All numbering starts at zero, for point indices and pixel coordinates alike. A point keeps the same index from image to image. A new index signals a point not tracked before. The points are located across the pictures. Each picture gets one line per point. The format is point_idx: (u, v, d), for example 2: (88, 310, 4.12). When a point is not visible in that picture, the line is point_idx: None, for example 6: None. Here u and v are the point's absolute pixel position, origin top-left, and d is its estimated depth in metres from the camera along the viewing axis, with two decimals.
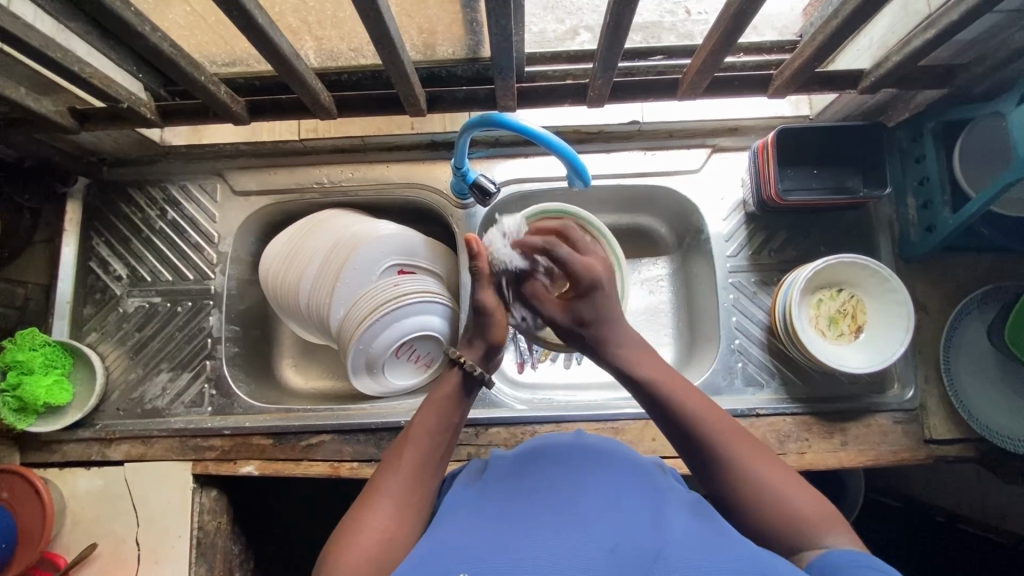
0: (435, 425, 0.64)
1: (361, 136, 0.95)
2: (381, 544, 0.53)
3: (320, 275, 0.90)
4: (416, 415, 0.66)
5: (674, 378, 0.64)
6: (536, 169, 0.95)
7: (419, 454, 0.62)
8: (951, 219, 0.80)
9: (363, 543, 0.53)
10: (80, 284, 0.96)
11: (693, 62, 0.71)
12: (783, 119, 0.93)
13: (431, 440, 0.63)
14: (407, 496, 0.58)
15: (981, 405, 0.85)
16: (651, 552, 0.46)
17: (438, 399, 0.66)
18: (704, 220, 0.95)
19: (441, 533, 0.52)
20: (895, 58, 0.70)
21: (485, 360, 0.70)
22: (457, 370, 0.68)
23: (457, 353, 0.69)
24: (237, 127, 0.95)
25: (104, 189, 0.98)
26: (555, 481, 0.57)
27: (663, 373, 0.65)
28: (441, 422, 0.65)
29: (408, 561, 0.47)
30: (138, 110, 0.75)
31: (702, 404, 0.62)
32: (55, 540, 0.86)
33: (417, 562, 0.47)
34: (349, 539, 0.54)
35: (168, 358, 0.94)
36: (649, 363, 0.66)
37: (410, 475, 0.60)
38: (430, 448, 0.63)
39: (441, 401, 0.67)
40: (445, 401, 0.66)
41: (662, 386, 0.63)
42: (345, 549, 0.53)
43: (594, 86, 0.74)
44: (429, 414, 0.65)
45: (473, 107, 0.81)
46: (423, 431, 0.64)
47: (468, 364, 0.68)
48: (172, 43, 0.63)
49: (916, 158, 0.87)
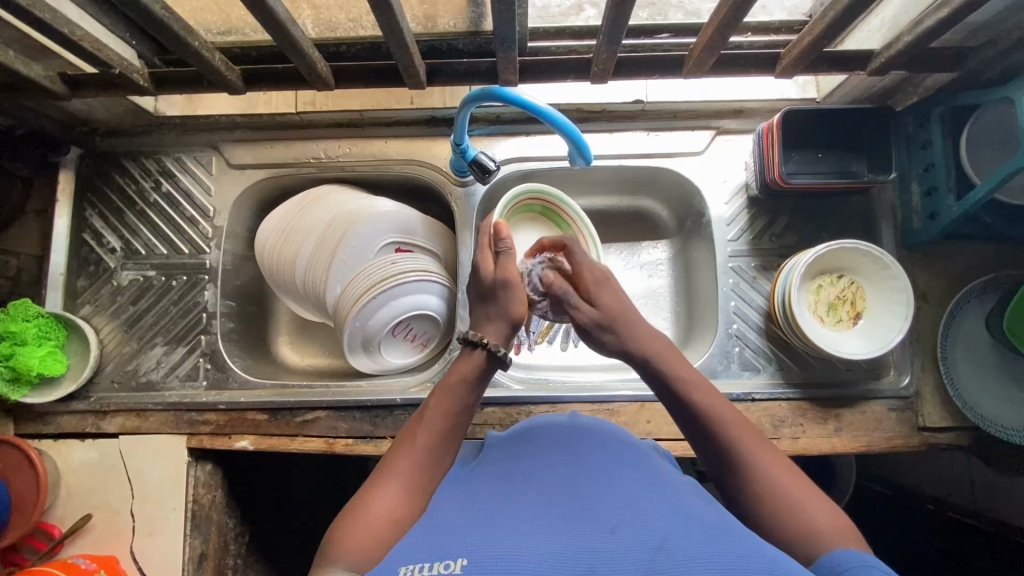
0: (451, 407, 0.63)
1: (358, 111, 0.93)
2: (389, 525, 0.53)
3: (317, 251, 0.89)
4: (432, 396, 0.65)
5: (695, 377, 0.64)
6: (538, 147, 0.94)
7: (432, 434, 0.61)
8: (955, 207, 0.79)
9: (370, 522, 0.53)
10: (73, 256, 0.95)
11: (700, 38, 0.70)
12: (788, 102, 0.92)
13: (446, 421, 0.62)
14: (418, 479, 0.58)
15: (975, 393, 0.85)
16: (653, 542, 0.43)
17: (456, 380, 0.65)
18: (705, 203, 0.94)
19: (438, 516, 0.51)
20: (906, 38, 0.69)
21: (506, 339, 0.69)
22: (480, 351, 0.67)
23: (479, 335, 0.67)
24: (234, 99, 0.94)
25: (98, 160, 0.97)
26: (554, 464, 0.56)
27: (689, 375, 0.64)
28: (455, 404, 0.64)
29: (403, 549, 0.47)
30: (131, 76, 0.73)
31: (721, 406, 0.61)
32: (49, 511, 0.86)
33: (413, 549, 0.46)
34: (359, 518, 0.54)
35: (162, 332, 0.93)
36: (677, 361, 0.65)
37: (424, 456, 0.60)
38: (444, 428, 0.62)
39: (457, 381, 0.65)
40: (460, 382, 0.65)
41: (692, 391, 0.62)
42: (355, 526, 0.53)
43: (598, 61, 0.72)
44: (447, 395, 0.64)
45: (474, 80, 0.79)
46: (438, 412, 0.63)
47: (491, 345, 0.67)
48: (166, 6, 0.61)
49: (922, 144, 0.85)
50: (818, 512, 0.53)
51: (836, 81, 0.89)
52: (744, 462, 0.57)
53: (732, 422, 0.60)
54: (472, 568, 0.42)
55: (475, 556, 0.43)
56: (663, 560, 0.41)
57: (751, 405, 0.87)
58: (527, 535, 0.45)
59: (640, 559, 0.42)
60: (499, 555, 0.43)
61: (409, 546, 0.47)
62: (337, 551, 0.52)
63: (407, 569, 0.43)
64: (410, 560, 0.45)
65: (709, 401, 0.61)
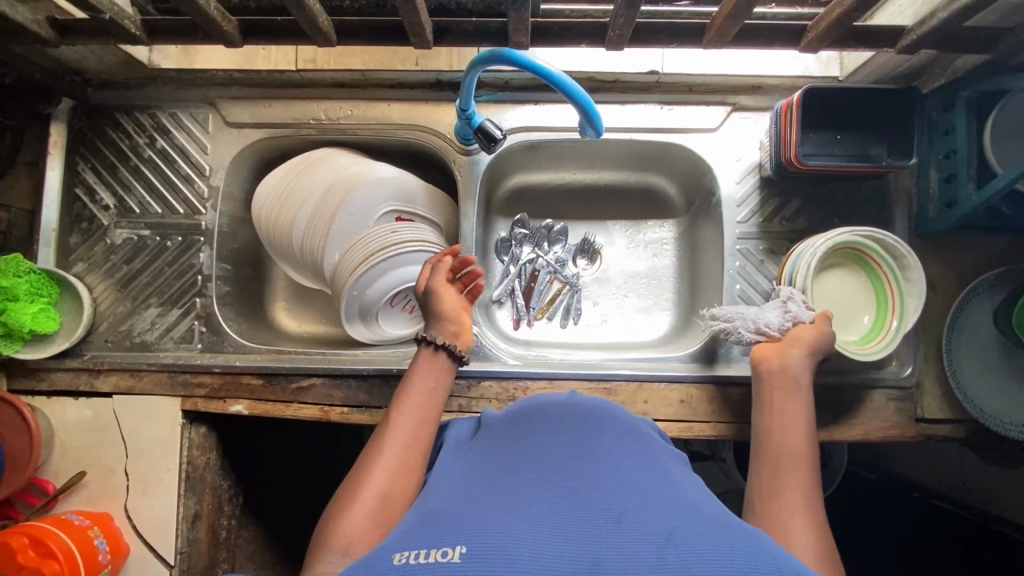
0: (425, 391, 0.67)
1: (361, 70, 0.89)
2: (379, 506, 0.55)
3: (315, 216, 0.87)
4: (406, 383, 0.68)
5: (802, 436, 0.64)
6: (546, 118, 0.91)
7: (411, 416, 0.64)
8: (973, 196, 0.77)
9: (362, 507, 0.55)
10: (65, 212, 0.92)
11: (724, 5, 0.66)
12: (809, 78, 0.89)
13: (423, 404, 0.66)
14: (400, 458, 0.60)
15: (976, 386, 0.84)
16: (661, 536, 0.42)
17: (423, 367, 0.70)
18: (716, 181, 0.91)
19: (434, 504, 0.50)
20: (942, 14, 0.65)
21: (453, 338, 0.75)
22: (428, 348, 0.72)
23: (423, 334, 0.74)
24: (232, 53, 0.90)
25: (90, 112, 0.93)
26: (553, 449, 0.55)
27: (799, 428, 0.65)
28: (429, 389, 0.68)
29: (403, 536, 0.45)
30: (122, 23, 0.69)
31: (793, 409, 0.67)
32: (43, 468, 0.86)
33: (412, 535, 0.45)
34: (351, 502, 0.55)
35: (157, 293, 0.92)
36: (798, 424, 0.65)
37: (404, 437, 0.62)
38: (421, 410, 0.65)
39: (426, 369, 0.70)
40: (427, 369, 0.70)
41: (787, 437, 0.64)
42: (346, 513, 0.54)
43: (615, 26, 0.68)
44: (418, 381, 0.68)
45: (483, 42, 0.75)
46: (412, 396, 0.66)
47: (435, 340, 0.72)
48: None
49: (944, 130, 0.81)
50: (812, 538, 0.53)
51: (863, 58, 0.86)
52: (792, 437, 0.64)
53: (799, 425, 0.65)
54: (472, 558, 0.40)
55: (475, 543, 0.41)
56: (671, 555, 0.40)
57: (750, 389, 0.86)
58: (525, 522, 0.44)
59: (646, 551, 0.40)
60: (502, 544, 0.41)
61: (407, 531, 0.46)
62: (330, 535, 0.52)
63: (401, 556, 0.42)
64: (405, 546, 0.43)
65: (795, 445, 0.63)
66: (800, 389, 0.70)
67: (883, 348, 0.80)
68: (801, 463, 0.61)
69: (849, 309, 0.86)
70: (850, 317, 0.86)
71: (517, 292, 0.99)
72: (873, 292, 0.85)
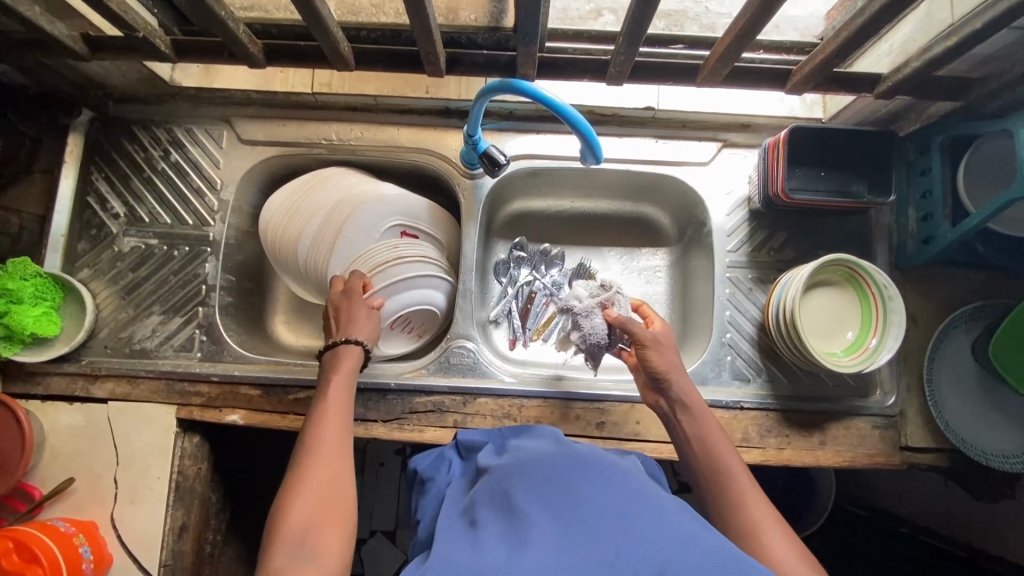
0: (343, 394, 0.70)
1: (374, 95, 0.94)
2: (320, 505, 0.57)
3: (319, 233, 0.90)
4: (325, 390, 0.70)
5: (725, 446, 0.66)
6: (548, 146, 0.95)
7: (333, 422, 0.66)
8: (950, 232, 0.81)
9: (302, 510, 0.56)
10: (76, 219, 0.94)
11: (716, 48, 0.71)
12: (795, 119, 0.95)
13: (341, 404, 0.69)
14: (331, 457, 0.62)
15: (958, 417, 0.87)
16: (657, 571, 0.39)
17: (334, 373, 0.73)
18: (707, 213, 0.96)
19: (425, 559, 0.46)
20: (913, 64, 0.71)
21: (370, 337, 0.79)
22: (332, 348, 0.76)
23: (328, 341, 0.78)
24: (250, 74, 0.94)
25: (108, 125, 0.97)
26: (542, 482, 0.51)
27: (716, 436, 0.67)
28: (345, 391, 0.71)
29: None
30: (154, 42, 0.73)
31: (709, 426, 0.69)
32: (31, 473, 0.86)
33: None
34: (289, 507, 0.56)
35: (160, 301, 0.93)
36: (716, 434, 0.68)
37: (330, 439, 0.64)
38: (341, 411, 0.68)
39: (342, 374, 0.73)
40: (338, 374, 0.72)
41: (711, 448, 0.66)
42: (288, 516, 0.55)
43: (616, 63, 0.73)
44: (337, 386, 0.71)
45: (491, 73, 0.79)
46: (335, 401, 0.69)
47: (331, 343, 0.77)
48: None
49: (921, 171, 0.87)
50: (781, 540, 0.55)
51: (844, 102, 0.92)
52: (723, 451, 0.66)
53: (718, 436, 0.67)
54: None
55: None
56: None
57: (740, 413, 0.88)
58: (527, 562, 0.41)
59: None
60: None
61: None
62: (276, 541, 0.53)
63: None
64: None
65: (723, 455, 0.65)
66: (696, 412, 0.70)
67: (859, 364, 0.83)
68: (736, 466, 0.63)
69: (833, 325, 0.89)
70: (834, 333, 0.88)
71: (513, 313, 1.02)
72: (862, 311, 0.87)
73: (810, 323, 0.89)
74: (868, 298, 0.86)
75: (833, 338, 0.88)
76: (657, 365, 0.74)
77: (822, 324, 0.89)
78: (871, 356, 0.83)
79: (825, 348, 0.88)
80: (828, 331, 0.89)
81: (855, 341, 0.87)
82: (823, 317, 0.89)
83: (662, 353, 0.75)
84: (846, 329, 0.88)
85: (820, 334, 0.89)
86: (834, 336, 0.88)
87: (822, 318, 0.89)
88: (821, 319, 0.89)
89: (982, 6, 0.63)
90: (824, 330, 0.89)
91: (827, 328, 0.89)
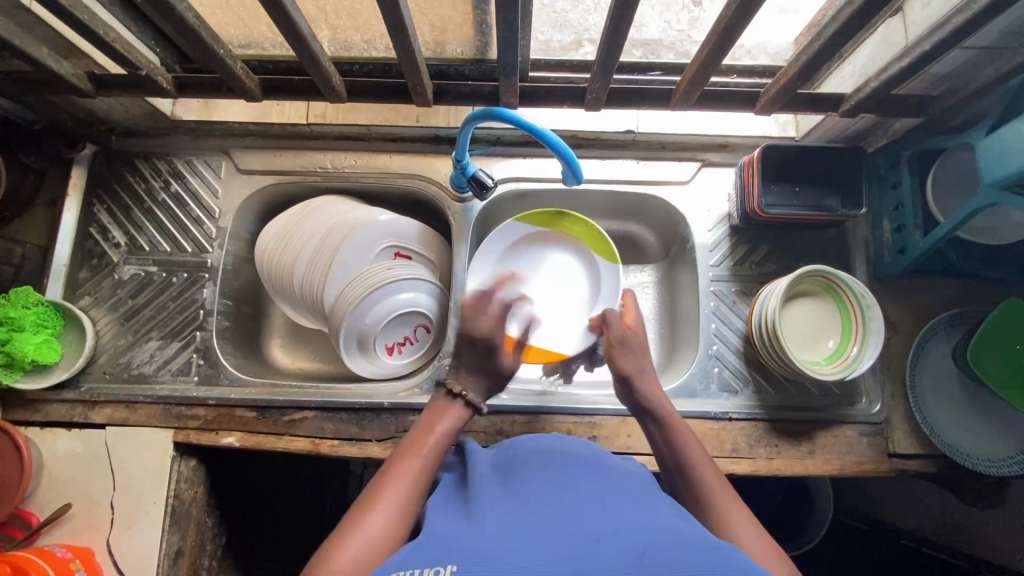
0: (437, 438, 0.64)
1: (367, 125, 0.99)
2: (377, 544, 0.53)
3: (315, 257, 0.93)
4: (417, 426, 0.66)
5: (699, 450, 0.66)
6: (534, 169, 0.99)
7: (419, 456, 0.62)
8: (921, 242, 0.84)
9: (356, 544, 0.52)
10: (77, 248, 0.97)
11: (686, 74, 0.75)
12: (769, 138, 0.99)
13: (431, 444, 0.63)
14: (406, 492, 0.58)
15: (942, 422, 0.89)
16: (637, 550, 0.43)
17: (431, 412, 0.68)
18: (690, 230, 0.99)
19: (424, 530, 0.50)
20: (873, 83, 0.75)
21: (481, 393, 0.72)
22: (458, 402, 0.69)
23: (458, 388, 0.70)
24: (249, 108, 0.99)
25: (110, 158, 1.00)
26: (535, 477, 0.55)
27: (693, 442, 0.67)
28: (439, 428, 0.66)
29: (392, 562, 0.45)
30: (156, 79, 0.77)
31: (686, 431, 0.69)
32: (28, 499, 0.86)
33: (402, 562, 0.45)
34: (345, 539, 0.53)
35: (159, 327, 0.95)
36: (689, 438, 0.68)
37: (409, 474, 0.60)
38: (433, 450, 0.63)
39: (438, 410, 0.68)
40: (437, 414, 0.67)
41: (689, 453, 0.66)
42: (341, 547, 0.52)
43: (592, 90, 0.77)
44: (433, 420, 0.66)
45: (477, 102, 0.84)
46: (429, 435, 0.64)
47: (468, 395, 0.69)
48: (206, 26, 0.66)
49: (892, 184, 0.91)
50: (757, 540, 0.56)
51: (815, 121, 0.97)
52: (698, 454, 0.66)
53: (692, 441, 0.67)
54: None
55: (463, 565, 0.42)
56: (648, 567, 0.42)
57: (728, 424, 0.90)
58: (522, 545, 0.44)
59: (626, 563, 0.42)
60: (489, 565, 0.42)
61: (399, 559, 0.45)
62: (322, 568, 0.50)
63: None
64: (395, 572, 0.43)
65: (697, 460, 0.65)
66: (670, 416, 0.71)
67: (840, 371, 0.85)
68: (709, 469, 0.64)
69: (813, 331, 0.91)
70: (816, 341, 0.91)
71: None
72: (843, 319, 0.89)
73: (792, 331, 0.92)
74: (848, 306, 0.89)
75: (814, 345, 0.91)
76: (623, 368, 0.75)
77: (802, 332, 0.92)
78: (852, 364, 0.85)
79: (808, 356, 0.90)
80: (808, 339, 0.91)
81: (836, 350, 0.89)
82: (803, 324, 0.92)
83: (631, 354, 0.76)
84: (827, 337, 0.90)
85: (802, 342, 0.91)
86: (816, 344, 0.91)
87: (804, 326, 0.92)
88: (802, 326, 0.92)
89: (931, 30, 0.68)
90: (807, 338, 0.91)
91: (808, 337, 0.91)
